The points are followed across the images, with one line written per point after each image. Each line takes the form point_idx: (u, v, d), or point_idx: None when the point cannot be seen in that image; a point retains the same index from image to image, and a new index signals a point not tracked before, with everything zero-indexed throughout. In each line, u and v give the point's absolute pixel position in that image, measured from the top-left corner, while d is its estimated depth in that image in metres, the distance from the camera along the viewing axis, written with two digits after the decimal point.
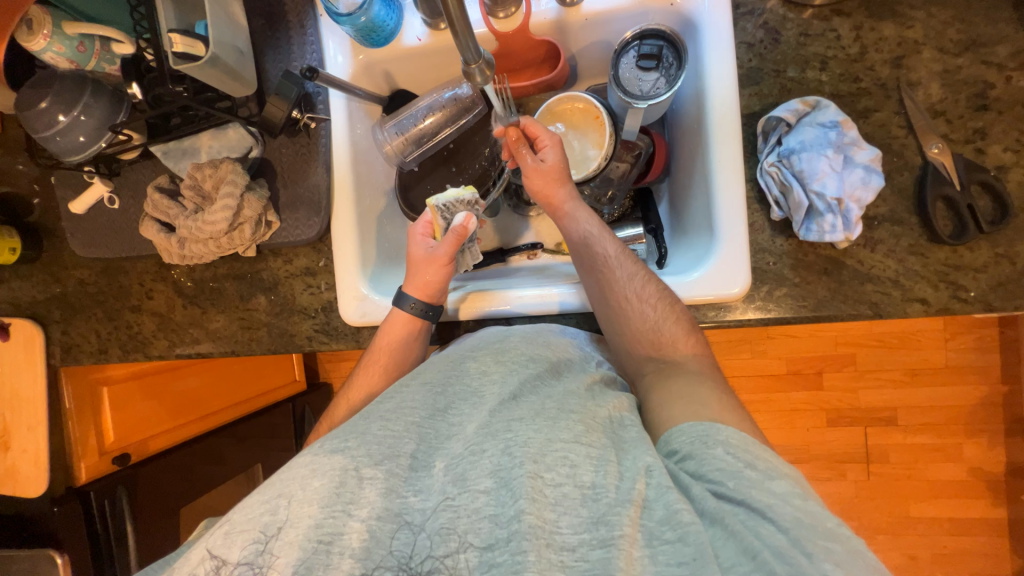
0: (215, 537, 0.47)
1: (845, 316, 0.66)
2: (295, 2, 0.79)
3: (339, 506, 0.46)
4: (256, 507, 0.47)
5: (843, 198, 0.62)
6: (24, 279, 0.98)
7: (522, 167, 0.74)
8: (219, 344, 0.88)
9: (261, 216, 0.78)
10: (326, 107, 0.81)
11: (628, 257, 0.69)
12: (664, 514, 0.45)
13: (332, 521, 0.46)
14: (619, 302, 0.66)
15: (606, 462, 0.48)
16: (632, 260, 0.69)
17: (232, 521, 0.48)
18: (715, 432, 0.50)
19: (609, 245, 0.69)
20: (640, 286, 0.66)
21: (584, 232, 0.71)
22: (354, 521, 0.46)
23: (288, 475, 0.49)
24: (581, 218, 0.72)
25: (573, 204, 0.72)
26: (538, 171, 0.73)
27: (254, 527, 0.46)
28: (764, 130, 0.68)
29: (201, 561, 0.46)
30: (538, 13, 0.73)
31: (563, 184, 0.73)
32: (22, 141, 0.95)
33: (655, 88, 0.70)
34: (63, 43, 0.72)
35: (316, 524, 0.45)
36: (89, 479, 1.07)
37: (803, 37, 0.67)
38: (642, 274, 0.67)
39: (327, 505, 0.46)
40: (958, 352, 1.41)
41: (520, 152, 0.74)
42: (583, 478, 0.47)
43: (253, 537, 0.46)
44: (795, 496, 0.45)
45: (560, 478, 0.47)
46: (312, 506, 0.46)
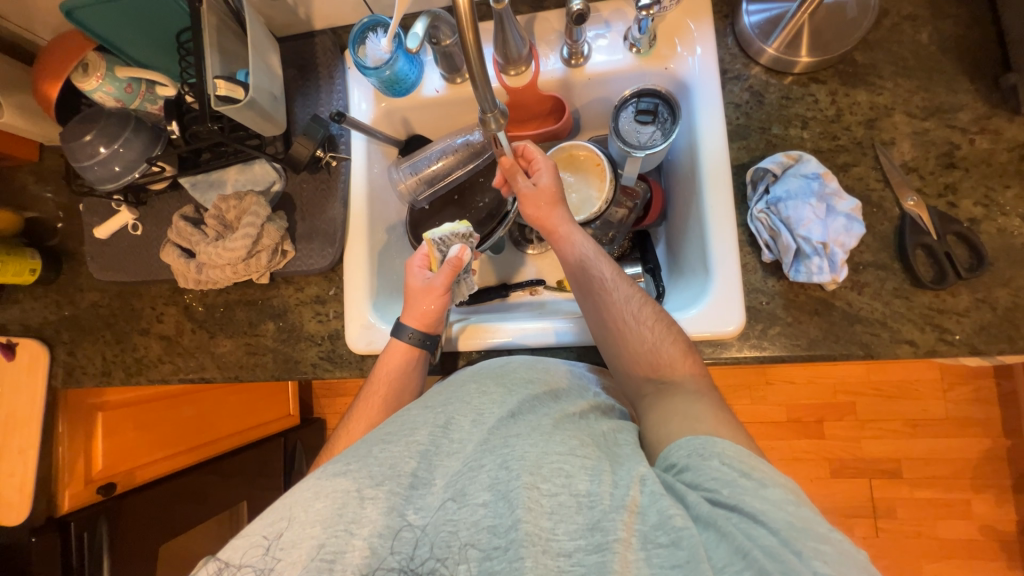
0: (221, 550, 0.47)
1: (837, 355, 0.69)
2: (326, 56, 0.87)
3: (341, 526, 0.47)
4: (259, 529, 0.48)
5: (828, 242, 0.65)
6: (38, 300, 1.00)
7: (518, 191, 0.77)
8: (224, 369, 0.89)
9: (278, 245, 0.82)
10: (347, 148, 0.87)
11: (623, 279, 0.70)
12: (657, 520, 0.46)
13: (335, 540, 0.46)
14: (617, 324, 0.67)
15: (601, 471, 0.49)
16: (628, 283, 0.70)
17: (235, 542, 0.48)
18: (713, 444, 0.50)
19: (605, 268, 0.71)
20: (636, 309, 0.67)
21: (580, 255, 0.73)
22: (356, 539, 0.46)
23: (291, 497, 0.49)
24: (577, 241, 0.74)
25: (568, 228, 0.75)
26: (532, 195, 0.76)
27: (257, 547, 0.46)
28: (752, 179, 0.73)
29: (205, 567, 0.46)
30: (545, 72, 0.81)
31: (558, 208, 0.76)
32: (57, 170, 1.01)
33: (652, 140, 0.76)
34: (113, 85, 0.79)
35: (319, 545, 0.46)
36: (72, 508, 1.04)
37: (784, 100, 0.75)
38: (638, 297, 0.69)
39: (329, 526, 0.47)
40: (957, 403, 1.41)
41: (515, 179, 0.77)
42: (579, 486, 0.48)
43: (257, 558, 0.46)
44: (788, 502, 0.45)
45: (555, 488, 0.47)
46: (314, 527, 0.46)
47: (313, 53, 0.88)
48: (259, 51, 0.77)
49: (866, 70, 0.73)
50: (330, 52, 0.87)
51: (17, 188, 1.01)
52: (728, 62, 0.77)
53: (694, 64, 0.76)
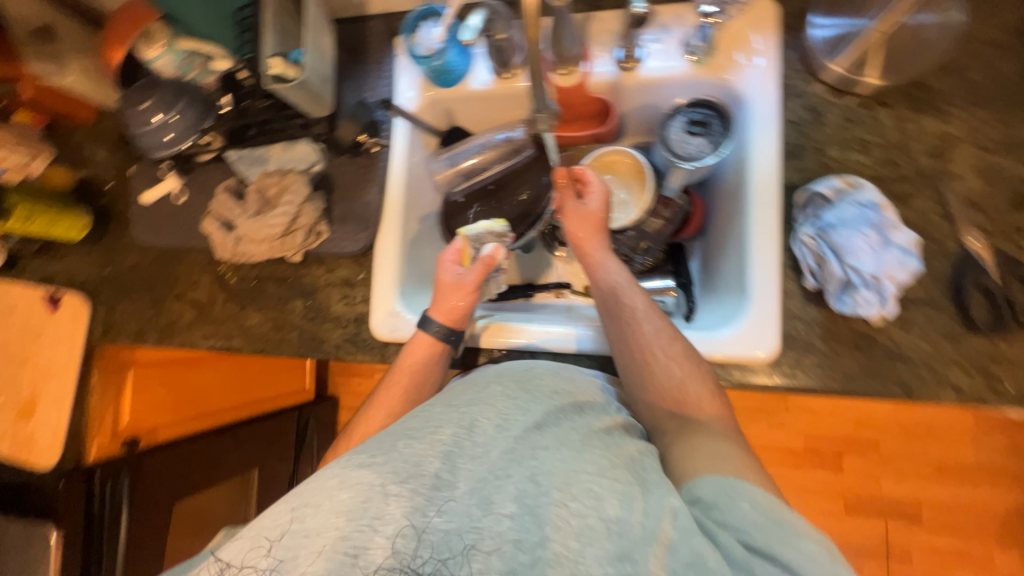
0: (251, 535, 0.48)
1: (874, 394, 0.65)
2: (378, 41, 0.88)
3: (366, 520, 0.47)
4: (284, 514, 0.48)
5: (879, 276, 0.63)
6: (84, 256, 1.04)
7: (564, 208, 0.78)
8: (250, 341, 0.91)
9: (314, 226, 0.84)
10: (389, 134, 0.87)
11: (655, 311, 0.68)
12: (689, 556, 0.45)
13: (359, 535, 0.46)
14: (645, 357, 0.65)
15: (631, 498, 0.48)
16: (660, 315, 0.68)
17: (261, 524, 0.49)
18: (745, 490, 0.49)
19: (637, 297, 0.69)
20: (666, 343, 0.66)
21: (613, 284, 0.71)
22: (380, 536, 0.46)
23: (315, 484, 0.49)
24: (611, 268, 0.72)
25: (603, 253, 0.73)
26: (576, 212, 0.76)
27: (283, 533, 0.47)
28: (801, 202, 0.70)
29: (237, 552, 0.47)
30: (596, 74, 0.79)
31: (602, 232, 0.75)
32: (112, 133, 1.05)
33: (700, 151, 0.73)
34: (173, 55, 0.80)
35: (342, 537, 0.46)
36: (97, 458, 1.08)
37: (845, 121, 0.71)
38: (669, 330, 0.67)
39: (352, 519, 0.47)
40: (989, 453, 1.34)
41: (564, 195, 0.78)
42: (608, 510, 0.47)
43: (283, 544, 0.46)
44: (821, 556, 0.45)
45: (583, 510, 0.47)
46: (339, 518, 0.47)
47: (365, 37, 0.88)
48: (314, 31, 0.78)
49: (938, 96, 0.69)
50: (382, 38, 0.88)
51: (73, 146, 1.05)
52: (788, 78, 0.74)
53: (754, 77, 0.73)
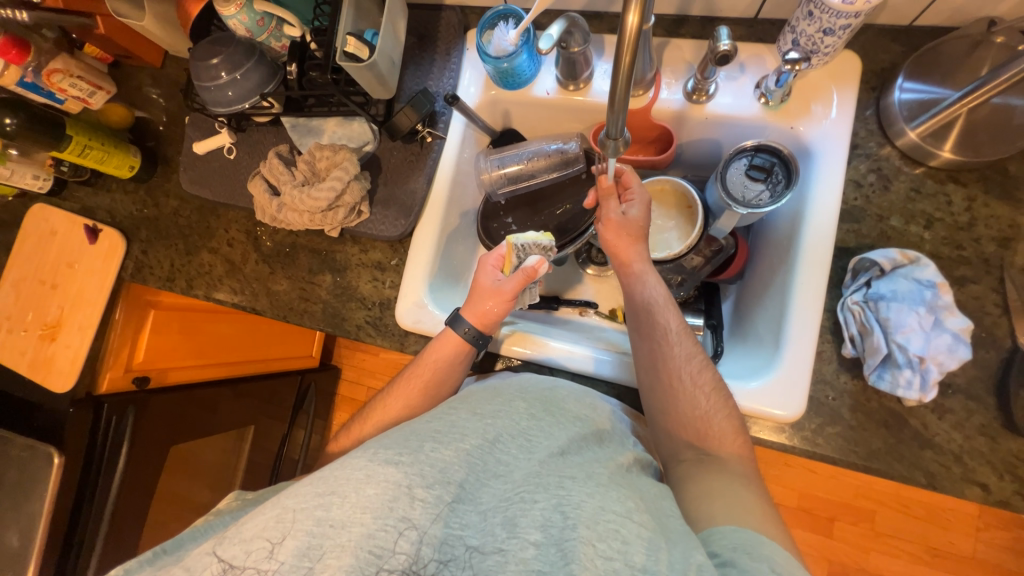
0: (269, 518, 0.46)
1: (895, 476, 0.64)
2: (448, 32, 0.87)
3: (392, 521, 0.45)
4: (309, 500, 0.46)
5: (926, 358, 0.60)
6: (128, 195, 1.06)
7: (605, 215, 0.75)
8: (275, 306, 0.92)
9: (356, 205, 0.84)
10: (445, 127, 0.87)
11: (687, 335, 0.68)
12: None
13: (384, 535, 0.44)
14: (671, 381, 0.65)
15: (658, 548, 0.44)
16: (691, 340, 0.68)
17: (283, 506, 0.47)
18: (762, 546, 0.47)
19: (671, 318, 0.69)
20: (694, 369, 0.65)
21: (649, 298, 0.71)
22: (404, 540, 0.44)
23: (342, 474, 0.48)
24: (649, 282, 0.72)
25: (642, 266, 0.73)
26: (617, 221, 0.74)
27: (305, 521, 0.45)
28: (854, 268, 0.68)
29: (255, 538, 0.45)
30: (663, 101, 0.77)
31: (640, 246, 0.74)
32: (173, 80, 1.06)
33: (758, 199, 0.72)
34: (247, 15, 0.81)
35: (368, 535, 0.44)
36: (108, 391, 1.11)
37: (913, 192, 0.69)
38: (699, 357, 0.67)
39: (379, 517, 0.45)
40: (989, 547, 1.30)
41: (606, 203, 0.75)
42: (635, 557, 0.43)
43: (306, 532, 0.44)
44: None
45: (610, 552, 0.44)
46: (365, 514, 0.45)
47: (437, 26, 0.88)
48: (390, 14, 0.78)
49: (1015, 183, 0.67)
50: (453, 29, 0.87)
51: (134, 87, 1.07)
52: (861, 137, 0.72)
53: (824, 131, 0.71)
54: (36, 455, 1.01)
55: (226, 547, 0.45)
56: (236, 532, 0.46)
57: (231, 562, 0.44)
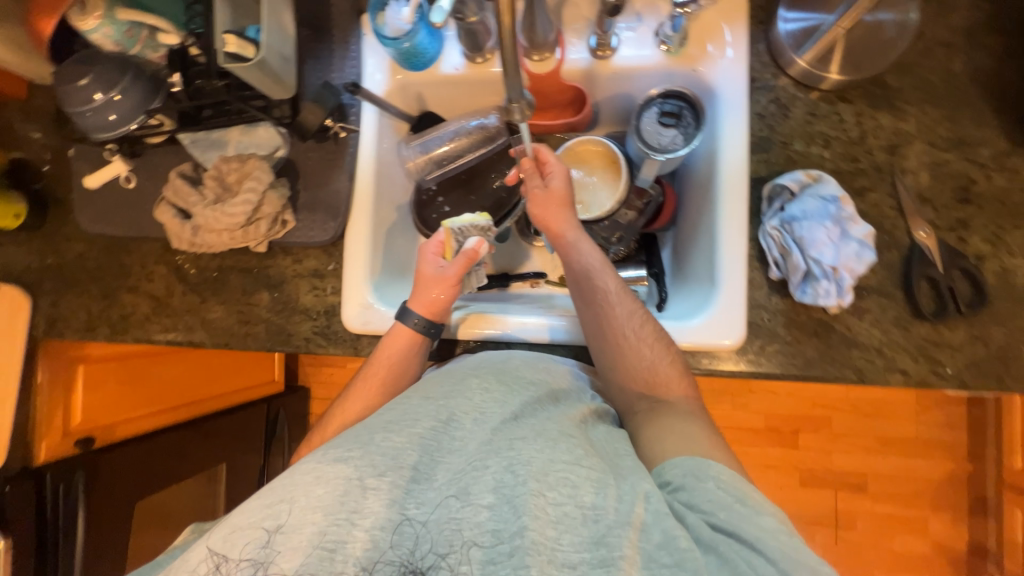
0: (224, 531, 0.48)
1: (830, 378, 0.69)
2: (342, 19, 0.83)
3: (342, 515, 0.48)
4: (259, 512, 0.49)
5: (838, 267, 0.65)
6: (21, 246, 0.96)
7: (529, 191, 0.75)
8: (213, 335, 0.87)
9: (278, 215, 0.80)
10: (357, 118, 0.84)
11: (627, 294, 0.69)
12: (661, 539, 0.47)
13: (336, 529, 0.47)
14: (618, 342, 0.67)
15: (606, 485, 0.50)
16: (632, 298, 0.69)
17: (238, 517, 0.49)
18: (709, 468, 0.53)
19: (609, 280, 0.70)
20: (638, 326, 0.68)
21: (585, 265, 0.71)
22: (357, 530, 0.47)
23: (291, 480, 0.50)
24: (584, 249, 0.72)
25: (575, 234, 0.73)
26: (541, 195, 0.74)
27: (259, 529, 0.47)
28: (768, 195, 0.72)
29: (207, 557, 0.47)
30: (570, 61, 0.78)
31: (568, 211, 0.74)
32: (46, 111, 0.96)
33: (673, 143, 0.74)
34: (111, 27, 0.74)
35: (320, 532, 0.47)
36: (48, 459, 1.03)
37: (810, 116, 0.74)
38: (640, 313, 0.69)
39: (329, 514, 0.48)
40: (929, 426, 1.45)
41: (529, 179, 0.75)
42: (583, 498, 0.49)
43: (260, 535, 0.47)
44: (782, 532, 0.48)
45: (561, 498, 0.49)
46: (315, 513, 0.47)
47: (328, 14, 0.83)
48: (272, 6, 0.73)
49: (894, 94, 0.72)
50: (346, 15, 0.83)
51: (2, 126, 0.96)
52: (757, 71, 0.75)
53: (724, 68, 0.74)
54: None
55: (220, 542, 0.48)
56: (227, 526, 0.49)
57: (224, 556, 0.47)
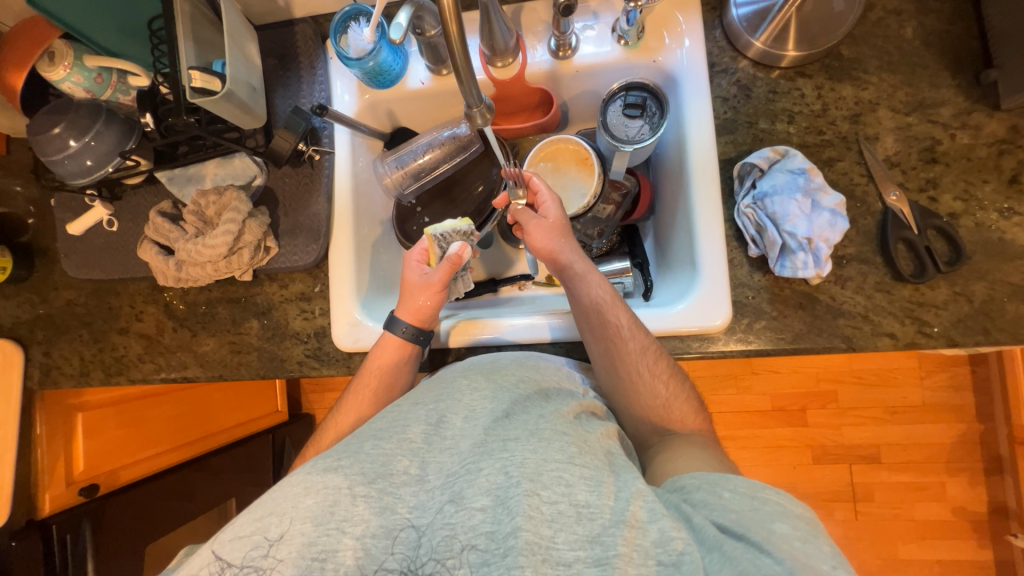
0: (217, 541, 0.49)
1: (820, 349, 0.70)
2: (307, 45, 0.85)
3: (333, 524, 0.48)
4: (249, 525, 0.49)
5: (813, 238, 0.66)
6: (10, 300, 0.96)
7: (526, 224, 0.75)
8: (206, 368, 0.87)
9: (261, 241, 0.80)
10: (330, 141, 0.85)
11: (640, 329, 0.68)
12: (657, 537, 0.47)
13: (326, 539, 0.48)
14: (630, 377, 0.68)
15: (601, 482, 0.51)
16: (644, 332, 0.69)
17: (233, 526, 0.50)
18: (725, 479, 0.54)
19: (622, 316, 0.68)
20: (651, 362, 0.67)
21: (595, 298, 0.69)
22: (347, 538, 0.48)
23: (281, 492, 0.50)
24: (593, 282, 0.70)
25: (582, 266, 0.72)
26: (540, 227, 0.73)
27: (250, 541, 0.48)
28: (739, 174, 0.73)
29: (201, 564, 0.48)
30: (533, 64, 0.79)
31: (570, 244, 0.73)
32: (26, 163, 0.97)
33: (640, 134, 0.75)
34: (81, 74, 0.76)
35: (310, 542, 0.47)
36: (53, 510, 1.02)
37: (772, 94, 0.75)
38: (654, 349, 0.68)
39: (319, 524, 0.48)
40: (935, 390, 1.45)
41: (522, 214, 0.75)
42: (578, 496, 0.50)
43: (251, 541, 0.48)
44: (795, 537, 0.48)
45: (555, 496, 0.49)
46: (305, 523, 0.48)
47: (293, 42, 0.85)
48: (235, 40, 0.75)
49: (851, 64, 0.74)
50: (311, 41, 0.85)
51: None
52: (716, 56, 0.77)
53: (683, 56, 0.75)
54: None
55: (224, 547, 0.48)
56: (231, 531, 0.49)
57: (227, 561, 0.47)
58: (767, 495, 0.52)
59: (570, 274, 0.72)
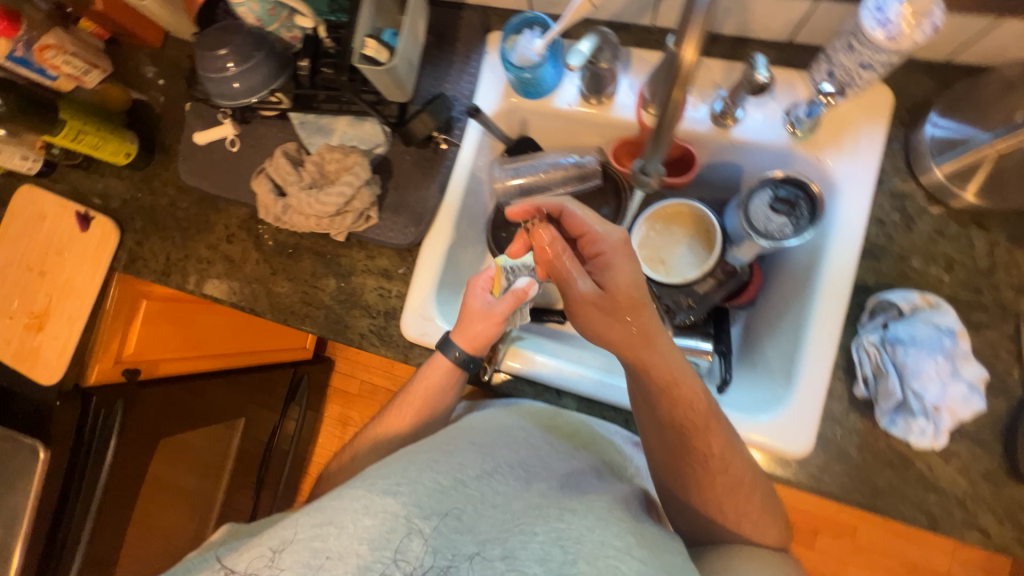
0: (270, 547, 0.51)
1: (899, 517, 0.64)
2: (468, 34, 0.85)
3: (388, 554, 0.49)
4: (306, 530, 0.50)
5: (941, 408, 0.60)
6: (123, 182, 1.01)
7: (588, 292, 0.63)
8: (275, 309, 0.89)
9: (365, 210, 0.81)
10: (460, 134, 0.84)
11: (735, 460, 0.62)
12: None
13: (379, 567, 0.48)
14: (715, 512, 0.63)
15: None
16: (742, 464, 0.62)
17: (286, 533, 0.51)
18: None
19: (715, 443, 0.61)
20: (742, 499, 0.62)
21: (693, 414, 0.61)
22: (399, 572, 0.48)
23: (340, 504, 0.51)
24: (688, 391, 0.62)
25: (668, 353, 0.62)
26: (612, 298, 0.62)
27: (305, 550, 0.49)
28: (871, 306, 0.67)
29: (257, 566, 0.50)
30: (689, 121, 0.76)
31: (649, 328, 0.62)
32: (176, 63, 1.02)
33: (780, 231, 0.69)
34: (260, 5, 0.74)
35: (363, 567, 0.48)
36: (97, 382, 1.07)
37: (936, 234, 0.68)
38: (749, 486, 0.62)
39: (375, 549, 0.49)
40: (966, 566, 1.33)
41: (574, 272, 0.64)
42: None
43: (305, 555, 0.49)
44: None
45: None
46: (361, 545, 0.49)
47: (456, 28, 0.85)
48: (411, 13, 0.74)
49: None
50: (473, 32, 0.85)
51: (134, 68, 1.04)
52: (887, 173, 0.71)
53: (851, 165, 0.70)
54: (20, 448, 0.98)
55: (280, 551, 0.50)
56: (287, 536, 0.51)
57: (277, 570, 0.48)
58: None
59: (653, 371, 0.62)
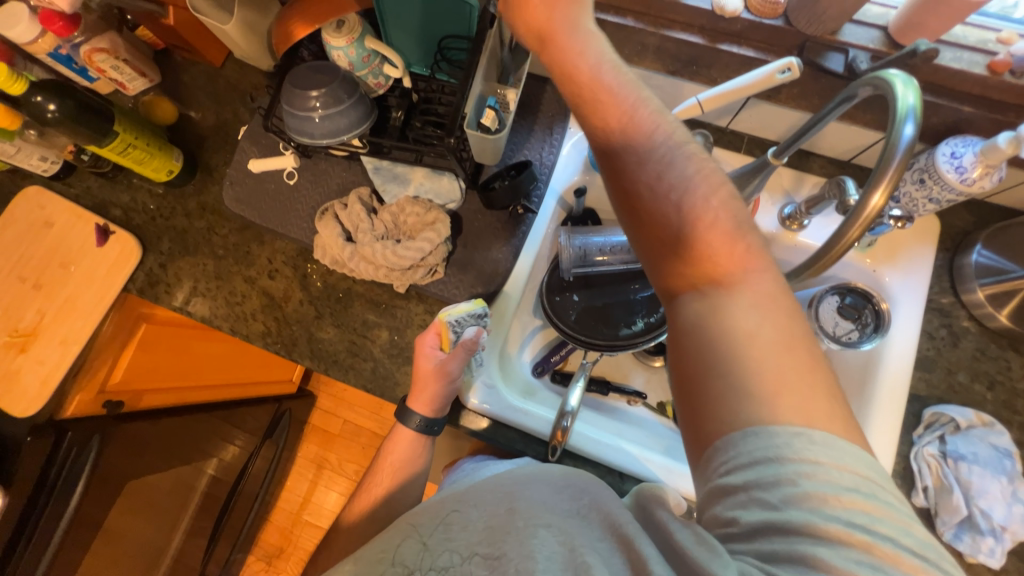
0: None
1: None
2: (551, 108, 0.88)
3: None
4: None
5: (1006, 528, 0.63)
6: (154, 198, 0.94)
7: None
8: (315, 357, 0.83)
9: (434, 265, 0.79)
10: (538, 202, 0.85)
11: (734, 238, 0.45)
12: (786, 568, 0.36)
13: None
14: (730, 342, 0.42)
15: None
16: (743, 247, 0.45)
17: None
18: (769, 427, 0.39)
19: (705, 212, 0.46)
20: (756, 305, 0.42)
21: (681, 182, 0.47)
22: None
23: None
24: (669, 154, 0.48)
25: (650, 119, 0.50)
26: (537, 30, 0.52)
27: None
28: (928, 419, 0.71)
29: None
30: (759, 221, 0.81)
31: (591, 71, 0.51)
32: (234, 84, 0.98)
33: (847, 335, 0.74)
34: (356, 50, 0.75)
35: None
36: (75, 415, 0.93)
37: (978, 353, 0.74)
38: (765, 293, 0.43)
39: None
40: None
41: None
42: None
43: None
44: None
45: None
46: None
47: (540, 100, 0.88)
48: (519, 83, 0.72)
49: None
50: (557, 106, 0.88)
51: (185, 81, 0.99)
52: (934, 292, 0.77)
53: (903, 281, 0.76)
54: None
55: None
56: None
57: None
58: (833, 451, 0.38)
59: (641, 158, 0.48)
